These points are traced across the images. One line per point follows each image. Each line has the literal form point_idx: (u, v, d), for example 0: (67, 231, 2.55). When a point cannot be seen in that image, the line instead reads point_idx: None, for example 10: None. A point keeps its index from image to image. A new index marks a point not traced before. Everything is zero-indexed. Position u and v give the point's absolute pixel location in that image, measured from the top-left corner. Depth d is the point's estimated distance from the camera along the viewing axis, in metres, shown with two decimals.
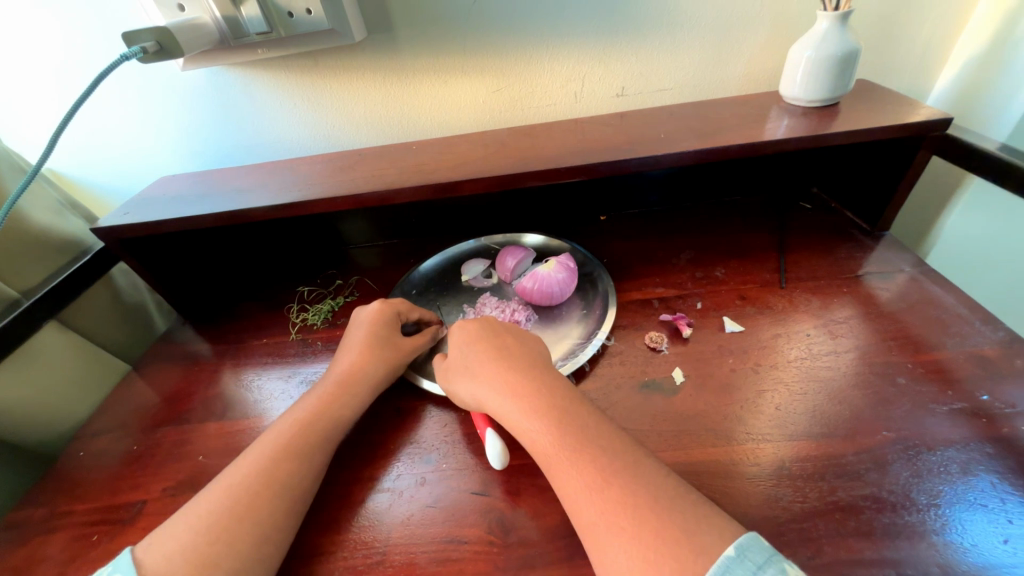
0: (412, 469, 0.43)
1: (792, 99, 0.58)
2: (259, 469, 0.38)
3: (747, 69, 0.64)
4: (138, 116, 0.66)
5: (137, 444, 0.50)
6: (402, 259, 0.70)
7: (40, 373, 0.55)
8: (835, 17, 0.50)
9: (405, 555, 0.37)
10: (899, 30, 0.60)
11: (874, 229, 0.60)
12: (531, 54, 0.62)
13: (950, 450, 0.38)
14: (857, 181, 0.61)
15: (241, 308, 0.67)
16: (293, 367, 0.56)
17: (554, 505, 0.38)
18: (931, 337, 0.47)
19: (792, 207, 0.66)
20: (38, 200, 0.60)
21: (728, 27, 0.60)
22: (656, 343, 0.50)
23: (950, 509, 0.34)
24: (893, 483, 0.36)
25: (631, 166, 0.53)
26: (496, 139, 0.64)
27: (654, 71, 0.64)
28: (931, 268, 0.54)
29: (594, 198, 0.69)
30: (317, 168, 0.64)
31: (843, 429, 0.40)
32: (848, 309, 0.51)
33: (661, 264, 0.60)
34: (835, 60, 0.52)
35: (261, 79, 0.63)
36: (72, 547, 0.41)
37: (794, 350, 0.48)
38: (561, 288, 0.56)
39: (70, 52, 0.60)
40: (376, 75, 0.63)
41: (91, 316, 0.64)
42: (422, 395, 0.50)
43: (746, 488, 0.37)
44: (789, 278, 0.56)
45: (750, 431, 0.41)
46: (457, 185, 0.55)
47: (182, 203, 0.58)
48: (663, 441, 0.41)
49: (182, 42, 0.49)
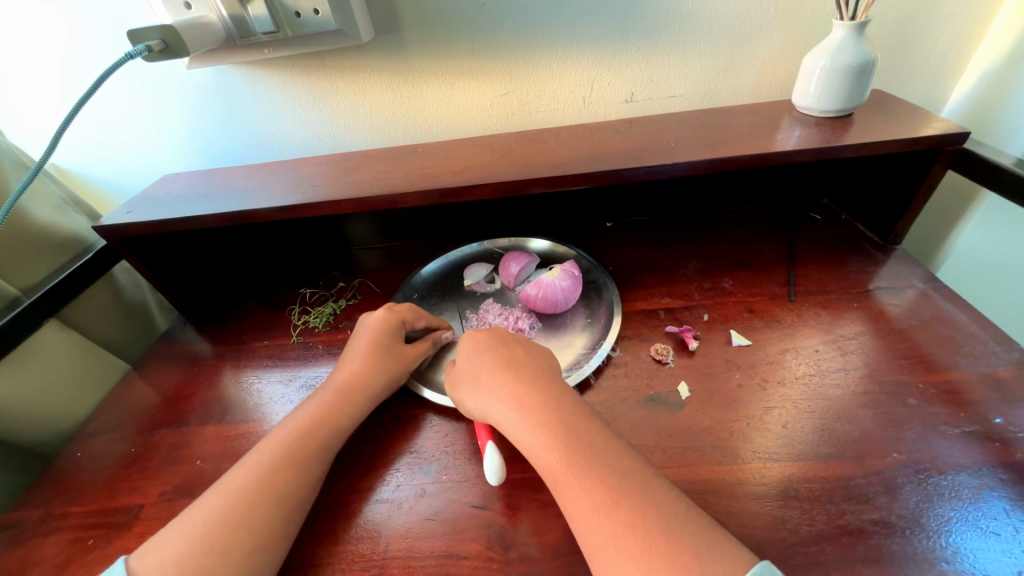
0: (412, 480, 0.42)
1: (805, 109, 0.57)
2: (256, 478, 0.37)
3: (759, 77, 0.63)
4: (141, 114, 0.65)
5: (134, 446, 0.50)
6: (406, 261, 0.70)
7: (38, 372, 0.55)
8: (852, 26, 0.49)
9: (403, 568, 0.36)
10: (916, 40, 0.59)
11: (885, 242, 0.59)
12: (540, 58, 0.61)
13: (961, 474, 0.37)
14: (868, 193, 0.60)
15: (242, 308, 0.66)
16: (293, 370, 0.55)
17: (556, 521, 0.37)
18: (944, 356, 0.46)
19: (802, 218, 0.65)
20: (41, 197, 0.60)
21: (741, 34, 0.59)
22: (661, 355, 0.49)
23: (960, 536, 0.33)
24: (903, 508, 0.35)
25: (640, 174, 0.52)
26: (503, 143, 0.63)
27: (664, 76, 0.63)
28: (943, 284, 0.53)
29: (601, 205, 0.68)
30: (321, 169, 0.63)
31: (852, 450, 0.39)
32: (858, 324, 0.50)
33: (668, 273, 0.60)
34: (850, 71, 0.51)
35: (267, 79, 0.62)
36: (66, 551, 0.41)
37: (802, 365, 0.47)
38: (566, 296, 0.55)
39: (74, 48, 0.59)
40: (382, 76, 0.62)
41: (91, 314, 0.63)
42: (424, 403, 0.49)
43: (751, 508, 0.36)
44: (798, 291, 0.55)
45: (756, 450, 0.40)
46: (463, 190, 0.54)
47: (185, 203, 0.58)
48: (668, 457, 0.41)
49: (188, 41, 0.49)
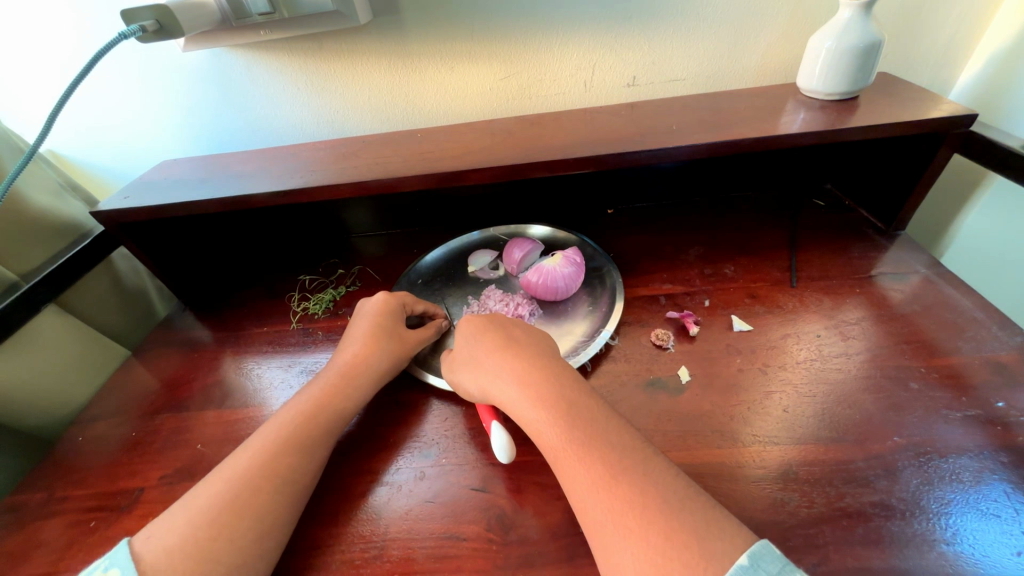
0: (412, 463, 0.42)
1: (810, 92, 0.56)
2: (256, 461, 0.37)
3: (762, 60, 0.62)
4: (138, 99, 0.65)
5: (135, 430, 0.50)
6: (406, 249, 0.69)
7: (36, 358, 0.55)
8: (859, 6, 0.48)
9: (403, 550, 0.36)
10: (923, 23, 0.58)
11: (889, 228, 0.58)
12: (540, 41, 0.60)
13: (963, 458, 0.37)
14: (872, 178, 0.59)
15: (242, 295, 0.66)
16: (293, 356, 0.55)
17: (556, 503, 0.37)
18: (946, 341, 0.45)
19: (805, 204, 0.65)
20: (38, 181, 0.59)
21: (744, 17, 0.58)
22: (662, 340, 0.49)
23: (961, 518, 0.33)
24: (903, 490, 0.35)
25: (639, 158, 0.51)
26: (503, 128, 0.63)
27: (666, 59, 0.62)
28: (946, 270, 0.53)
29: (602, 191, 0.68)
30: (319, 155, 0.63)
31: (852, 433, 0.39)
32: (860, 310, 0.50)
33: (669, 260, 0.59)
34: (855, 52, 0.50)
35: (264, 63, 0.61)
36: (69, 533, 0.41)
37: (804, 351, 0.47)
38: (567, 283, 0.55)
39: (68, 30, 0.58)
40: (381, 60, 0.61)
41: (91, 301, 0.63)
42: (427, 389, 0.49)
43: (751, 491, 0.36)
44: (800, 278, 0.54)
45: (756, 433, 0.40)
46: (462, 174, 0.53)
47: (183, 188, 0.57)
48: (669, 441, 0.41)
49: (183, 22, 0.48)
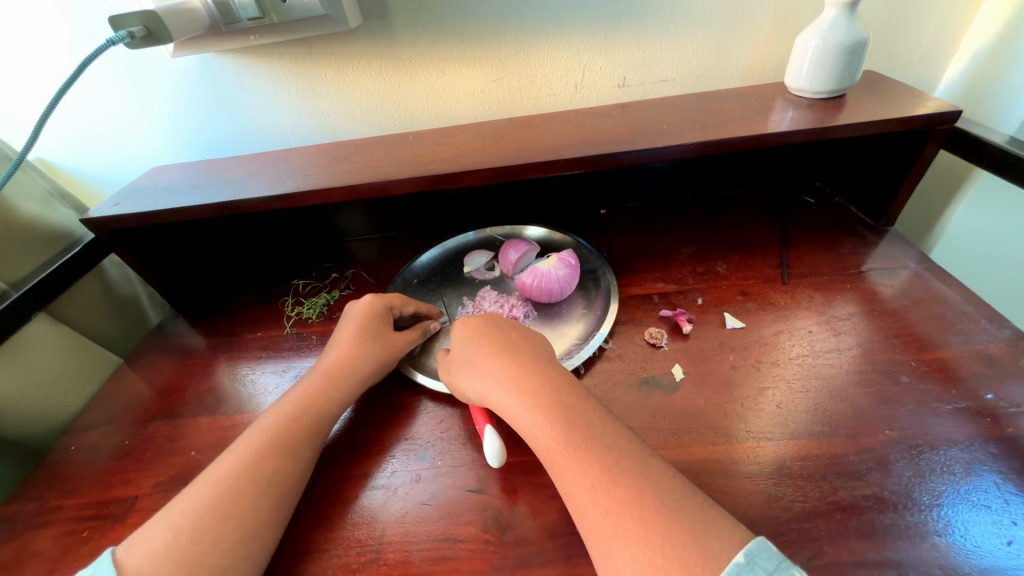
0: (407, 466, 0.42)
1: (798, 91, 0.57)
2: (250, 465, 0.37)
3: (751, 60, 0.63)
4: (127, 105, 0.64)
5: (129, 438, 0.49)
6: (400, 251, 0.69)
7: (26, 368, 0.54)
8: (844, 5, 0.48)
9: (399, 553, 0.36)
10: (908, 22, 0.59)
11: (879, 224, 0.59)
12: (531, 43, 0.61)
13: (954, 449, 0.37)
14: (861, 175, 0.60)
15: (235, 301, 0.66)
16: (287, 361, 0.55)
17: (552, 503, 0.37)
18: (936, 335, 0.46)
19: (795, 202, 0.65)
20: (27, 189, 0.59)
21: (733, 17, 0.59)
22: (656, 339, 0.49)
23: (952, 510, 0.34)
24: (895, 483, 0.35)
25: (631, 158, 0.52)
26: (495, 130, 0.63)
27: (657, 60, 0.63)
28: (935, 264, 0.53)
29: (595, 192, 0.68)
30: (311, 158, 0.63)
31: (845, 427, 0.40)
32: (851, 305, 0.50)
33: (662, 258, 0.60)
34: (842, 50, 0.50)
35: (254, 68, 0.61)
36: (62, 543, 0.41)
37: (796, 347, 0.47)
38: (562, 286, 0.55)
39: (56, 37, 0.58)
40: (372, 63, 0.62)
41: (82, 309, 0.63)
42: (419, 389, 0.49)
43: (746, 487, 0.37)
44: (792, 274, 0.55)
45: (751, 429, 0.40)
46: (455, 176, 0.53)
47: (174, 193, 0.57)
48: (663, 439, 0.41)
49: (171, 28, 0.48)
